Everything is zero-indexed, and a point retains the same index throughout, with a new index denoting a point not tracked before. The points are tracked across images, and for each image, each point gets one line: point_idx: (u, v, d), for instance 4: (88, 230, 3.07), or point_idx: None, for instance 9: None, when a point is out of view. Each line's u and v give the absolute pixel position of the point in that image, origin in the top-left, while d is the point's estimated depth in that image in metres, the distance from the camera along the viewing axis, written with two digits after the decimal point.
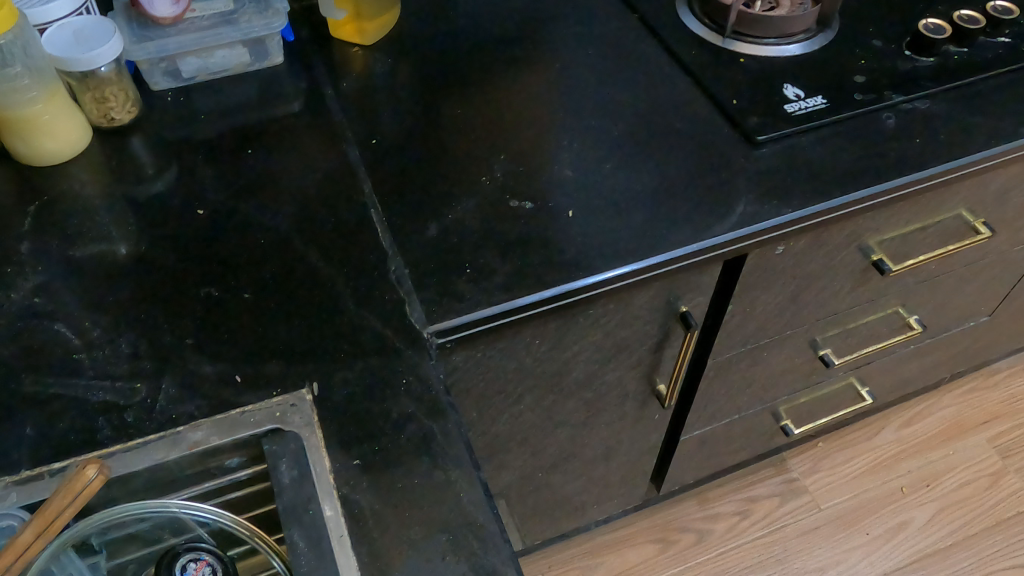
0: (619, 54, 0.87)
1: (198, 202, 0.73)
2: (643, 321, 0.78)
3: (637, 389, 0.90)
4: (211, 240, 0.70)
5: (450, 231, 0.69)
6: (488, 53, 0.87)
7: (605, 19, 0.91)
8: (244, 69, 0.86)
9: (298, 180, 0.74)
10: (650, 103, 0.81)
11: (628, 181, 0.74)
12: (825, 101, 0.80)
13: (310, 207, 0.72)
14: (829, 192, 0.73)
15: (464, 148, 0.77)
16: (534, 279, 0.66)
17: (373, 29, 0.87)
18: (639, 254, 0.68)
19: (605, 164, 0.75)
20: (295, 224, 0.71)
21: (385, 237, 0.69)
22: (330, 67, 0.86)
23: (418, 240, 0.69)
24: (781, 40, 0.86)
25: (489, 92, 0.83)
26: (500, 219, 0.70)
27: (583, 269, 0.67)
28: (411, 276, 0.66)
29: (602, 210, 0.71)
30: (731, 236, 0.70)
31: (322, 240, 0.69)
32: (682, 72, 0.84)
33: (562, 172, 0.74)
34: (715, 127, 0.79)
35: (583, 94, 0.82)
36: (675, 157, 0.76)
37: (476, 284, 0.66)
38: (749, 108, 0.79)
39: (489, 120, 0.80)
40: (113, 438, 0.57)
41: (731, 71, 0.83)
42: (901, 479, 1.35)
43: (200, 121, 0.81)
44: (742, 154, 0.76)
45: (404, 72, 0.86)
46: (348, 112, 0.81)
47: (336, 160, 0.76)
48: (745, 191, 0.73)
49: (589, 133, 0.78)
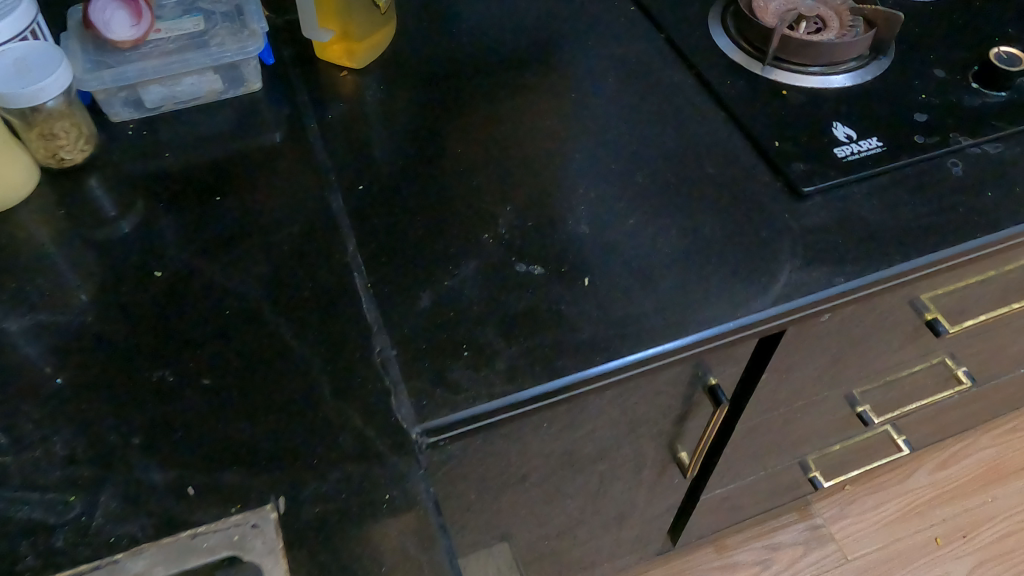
0: (643, 82, 0.76)
1: (156, 260, 0.63)
2: (665, 396, 0.68)
3: (657, 458, 0.80)
4: (169, 310, 0.60)
5: (446, 302, 0.59)
6: (494, 79, 0.77)
7: (627, 41, 0.80)
8: (216, 97, 0.75)
9: (273, 233, 0.64)
10: (679, 143, 0.70)
11: (654, 240, 0.63)
12: (881, 143, 0.70)
13: (283, 268, 0.62)
14: (887, 257, 0.63)
15: (465, 197, 0.67)
16: (544, 366, 0.56)
17: (365, 51, 0.77)
18: (665, 335, 0.58)
19: (627, 219, 0.65)
20: (266, 289, 0.61)
21: (370, 309, 0.59)
22: (315, 95, 0.76)
23: (408, 314, 0.59)
24: (828, 68, 0.76)
25: (495, 128, 0.73)
26: (504, 288, 0.60)
27: (601, 352, 0.57)
28: (399, 359, 0.57)
29: (622, 277, 0.61)
30: (772, 312, 0.60)
31: (296, 312, 0.59)
32: (716, 106, 0.74)
33: (578, 229, 0.64)
34: (755, 175, 0.68)
35: (602, 131, 0.72)
36: (708, 212, 0.65)
37: (476, 371, 0.56)
38: (794, 152, 0.69)
39: (495, 162, 0.69)
40: (36, 570, 0.47)
41: (772, 106, 0.73)
42: (935, 528, 1.25)
43: (166, 161, 0.71)
44: (786, 210, 0.66)
45: (399, 102, 0.75)
46: (333, 150, 0.71)
47: (317, 209, 0.66)
48: (789, 254, 0.63)
49: (609, 179, 0.68)
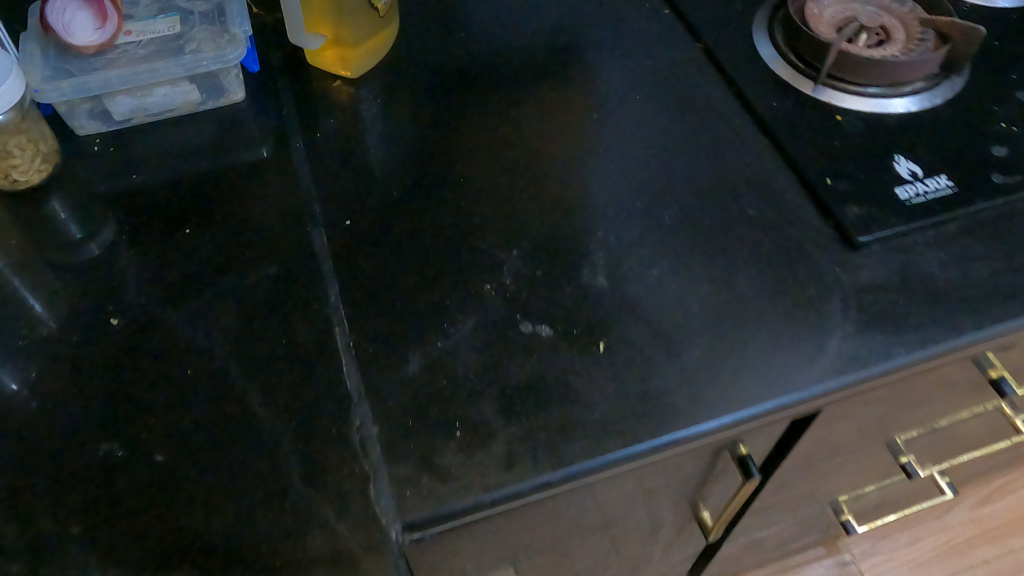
0: (675, 101, 0.67)
1: (114, 304, 0.56)
2: (688, 466, 0.60)
3: (676, 519, 0.72)
4: (124, 365, 0.52)
5: (439, 367, 0.51)
6: (507, 92, 0.68)
7: (659, 50, 0.71)
8: (193, 108, 0.67)
9: (247, 276, 0.57)
10: (715, 177, 0.61)
11: (683, 296, 0.55)
12: (952, 183, 0.60)
13: (256, 319, 0.54)
14: (957, 325, 0.54)
15: (467, 236, 0.58)
16: (549, 452, 0.48)
17: (361, 58, 0.68)
18: (692, 416, 0.50)
19: (651, 270, 0.56)
20: (234, 345, 0.53)
21: (351, 375, 0.51)
22: (305, 108, 0.68)
23: (394, 381, 0.51)
24: (890, 90, 0.66)
25: (505, 152, 0.64)
26: (506, 352, 0.52)
27: (617, 436, 0.49)
28: (381, 437, 0.49)
29: (644, 343, 0.53)
30: (820, 390, 0.52)
31: (267, 375, 0.52)
32: (759, 132, 0.64)
33: (595, 281, 0.55)
34: (802, 218, 0.59)
35: (627, 160, 0.63)
36: (746, 263, 0.57)
37: (469, 455, 0.48)
38: (848, 191, 0.60)
39: (503, 194, 0.61)
40: None
41: (824, 133, 0.63)
42: (974, 570, 1.17)
43: (133, 183, 0.63)
44: (838, 262, 0.57)
45: (398, 117, 0.67)
46: (321, 173, 0.63)
47: (298, 246, 0.58)
48: (840, 318, 0.54)
49: (633, 219, 0.59)
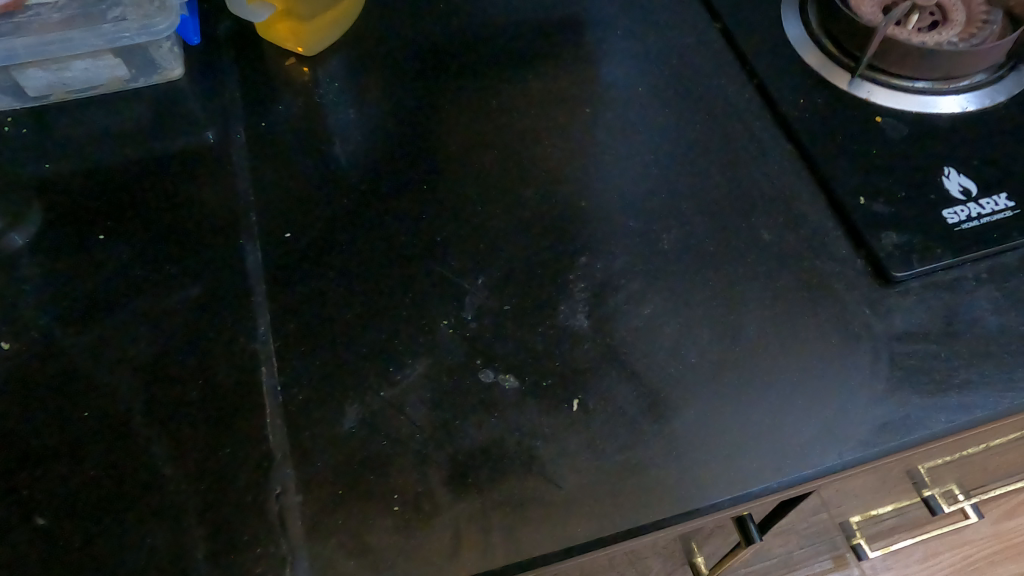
0: (684, 95, 0.56)
1: (9, 325, 0.47)
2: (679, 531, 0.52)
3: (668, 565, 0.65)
4: (11, 404, 0.44)
5: (379, 422, 0.43)
6: (487, 75, 0.58)
7: (669, 32, 0.60)
8: (121, 86, 0.58)
9: (165, 297, 0.48)
10: (726, 192, 0.52)
11: (678, 342, 0.46)
12: (1013, 204, 0.50)
13: (170, 353, 0.46)
14: (1010, 386, 0.44)
15: (425, 256, 0.49)
16: (504, 536, 0.40)
17: (318, 33, 0.58)
18: (682, 496, 0.41)
19: (641, 308, 0.47)
20: (142, 385, 0.45)
21: (274, 429, 0.43)
22: (250, 89, 0.58)
23: (324, 438, 0.43)
24: (943, 84, 0.55)
25: (479, 151, 0.54)
26: (461, 406, 0.43)
27: (588, 519, 0.40)
28: (303, 509, 0.41)
29: (628, 401, 0.44)
30: (840, 466, 0.43)
31: (175, 424, 0.43)
32: (781, 135, 0.54)
33: (573, 320, 0.46)
34: (827, 245, 0.49)
35: (621, 166, 0.53)
36: (756, 303, 0.47)
37: (407, 535, 0.40)
38: (886, 212, 0.50)
39: (472, 203, 0.51)
40: None
41: (860, 139, 0.53)
42: None
43: (45, 175, 0.54)
44: (867, 303, 0.47)
45: (357, 102, 0.57)
46: (262, 170, 0.54)
47: (227, 262, 0.49)
48: (867, 375, 0.45)
49: (624, 243, 0.49)
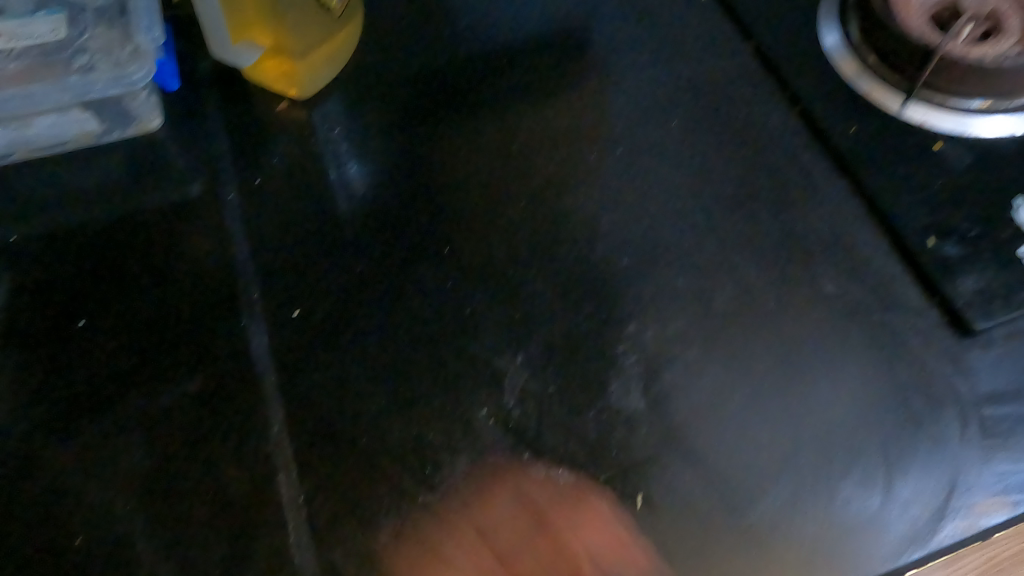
0: (723, 128, 0.51)
1: None
2: None
3: None
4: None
5: (419, 537, 0.38)
6: (502, 111, 0.52)
7: (699, 55, 0.55)
8: (92, 140, 0.51)
9: (161, 393, 0.42)
10: (779, 239, 0.47)
11: (745, 421, 0.41)
12: None
13: (173, 462, 0.40)
14: None
15: (454, 333, 0.44)
16: None
17: (311, 72, 0.52)
18: None
19: (699, 383, 0.42)
20: (144, 502, 0.39)
21: (302, 553, 0.38)
22: (239, 138, 0.52)
23: (358, 560, 0.38)
24: (999, 103, 0.49)
25: (501, 203, 0.48)
26: (510, 511, 0.38)
27: None
28: None
29: (697, 495, 0.39)
30: (937, 552, 0.38)
31: (188, 551, 0.38)
32: (833, 170, 0.49)
33: (627, 401, 0.41)
34: (897, 295, 0.45)
35: (661, 214, 0.48)
36: (825, 368, 0.43)
37: None
38: (959, 255, 0.45)
39: (500, 266, 0.46)
40: None
41: (921, 171, 0.48)
42: None
43: (10, 249, 0.47)
44: (948, 360, 0.43)
45: (361, 150, 0.51)
46: (260, 234, 0.48)
47: (229, 347, 0.44)
48: (958, 445, 0.40)
49: (673, 305, 0.44)
